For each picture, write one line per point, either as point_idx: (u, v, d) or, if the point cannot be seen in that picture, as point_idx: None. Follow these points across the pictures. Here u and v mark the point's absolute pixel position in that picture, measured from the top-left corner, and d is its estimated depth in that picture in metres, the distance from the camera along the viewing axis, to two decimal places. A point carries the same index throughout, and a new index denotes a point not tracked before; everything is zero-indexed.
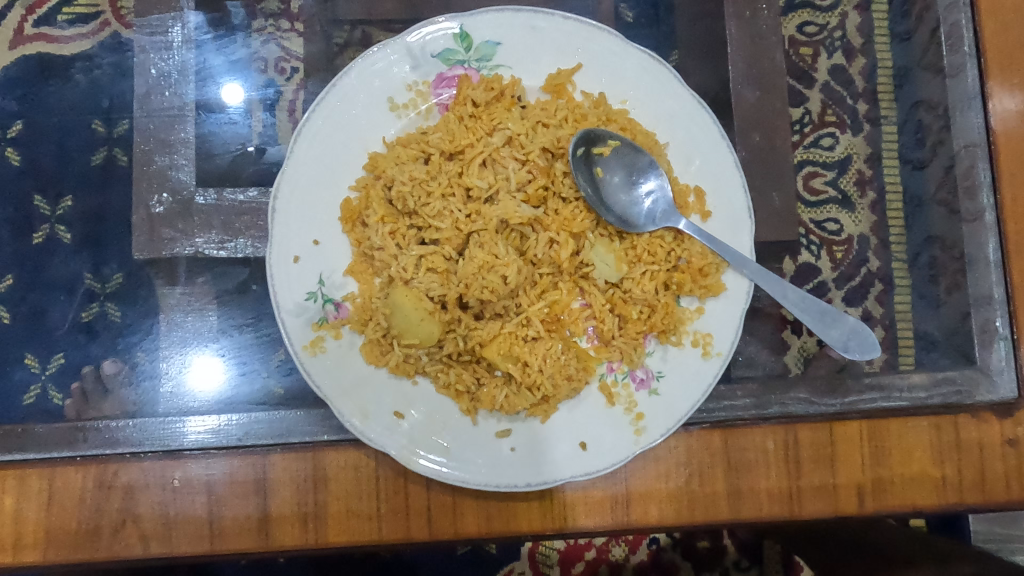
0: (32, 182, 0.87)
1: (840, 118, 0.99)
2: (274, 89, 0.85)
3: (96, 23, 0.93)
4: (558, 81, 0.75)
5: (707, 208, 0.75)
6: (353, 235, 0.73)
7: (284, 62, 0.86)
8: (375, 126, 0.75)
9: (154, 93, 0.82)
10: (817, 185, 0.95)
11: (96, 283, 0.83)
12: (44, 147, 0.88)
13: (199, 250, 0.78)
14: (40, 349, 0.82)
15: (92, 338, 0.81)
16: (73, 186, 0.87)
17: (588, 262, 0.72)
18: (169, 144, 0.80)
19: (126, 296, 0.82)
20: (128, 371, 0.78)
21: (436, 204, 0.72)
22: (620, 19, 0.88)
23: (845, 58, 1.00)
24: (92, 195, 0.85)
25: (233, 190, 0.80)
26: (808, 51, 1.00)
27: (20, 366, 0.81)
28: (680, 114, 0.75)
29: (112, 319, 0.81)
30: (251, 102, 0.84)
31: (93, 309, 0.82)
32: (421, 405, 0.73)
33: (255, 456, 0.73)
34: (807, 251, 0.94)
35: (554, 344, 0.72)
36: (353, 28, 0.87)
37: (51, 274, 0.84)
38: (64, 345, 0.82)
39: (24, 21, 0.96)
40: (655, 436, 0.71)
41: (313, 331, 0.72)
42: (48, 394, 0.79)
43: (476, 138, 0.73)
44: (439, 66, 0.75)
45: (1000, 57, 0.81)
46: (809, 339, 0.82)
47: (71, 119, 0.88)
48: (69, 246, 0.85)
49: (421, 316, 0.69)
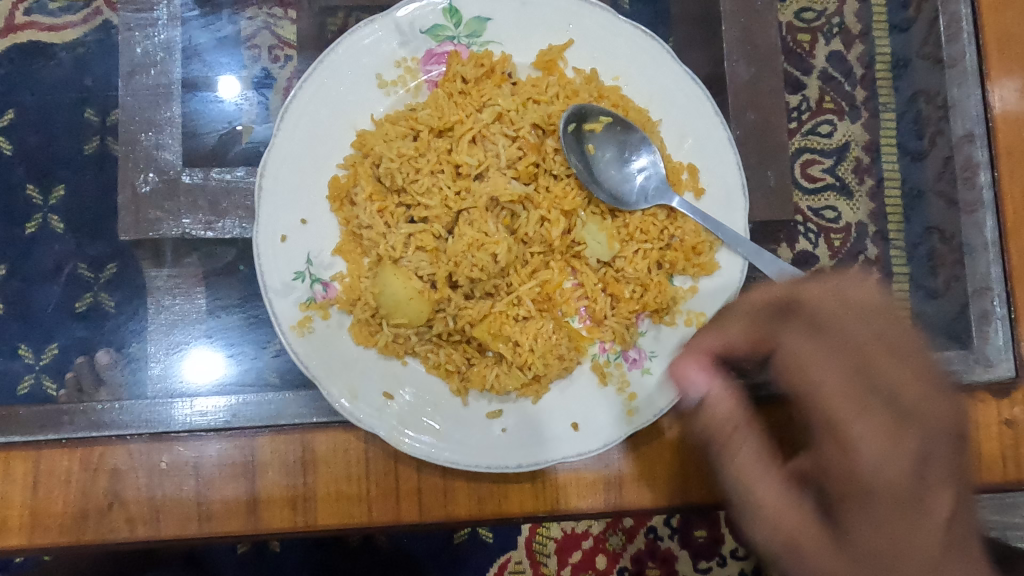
0: (26, 168, 0.89)
1: (838, 106, 0.95)
2: (264, 70, 0.89)
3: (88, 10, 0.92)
4: (548, 57, 0.74)
5: (701, 185, 0.73)
6: (341, 214, 0.73)
7: (277, 49, 0.90)
8: (363, 103, 0.73)
9: (137, 73, 0.79)
10: (814, 173, 0.94)
11: (91, 273, 0.84)
12: (38, 133, 0.89)
13: (186, 231, 0.76)
14: (32, 338, 0.82)
15: (81, 322, 0.82)
16: (63, 174, 0.88)
17: (580, 241, 0.72)
18: (156, 124, 0.78)
19: (118, 283, 0.83)
20: (120, 356, 0.79)
21: (425, 181, 0.71)
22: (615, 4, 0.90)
23: (844, 45, 0.96)
24: (89, 182, 0.87)
25: (220, 170, 0.78)
26: (807, 38, 0.97)
27: (14, 355, 0.81)
28: (673, 90, 0.74)
29: (106, 308, 0.82)
30: (240, 83, 0.86)
31: (87, 299, 0.83)
32: (411, 386, 0.72)
33: (243, 438, 0.72)
34: (805, 239, 0.92)
35: (545, 323, 0.71)
36: (346, 14, 0.85)
37: (39, 261, 0.87)
38: (59, 334, 0.82)
39: (16, 8, 0.95)
40: (649, 416, 0.70)
41: (300, 311, 0.71)
42: (42, 384, 0.78)
43: (466, 115, 0.72)
44: (428, 43, 0.73)
45: (999, 39, 0.80)
46: None
47: (64, 103, 0.89)
48: (60, 235, 0.88)
49: (411, 295, 0.68)
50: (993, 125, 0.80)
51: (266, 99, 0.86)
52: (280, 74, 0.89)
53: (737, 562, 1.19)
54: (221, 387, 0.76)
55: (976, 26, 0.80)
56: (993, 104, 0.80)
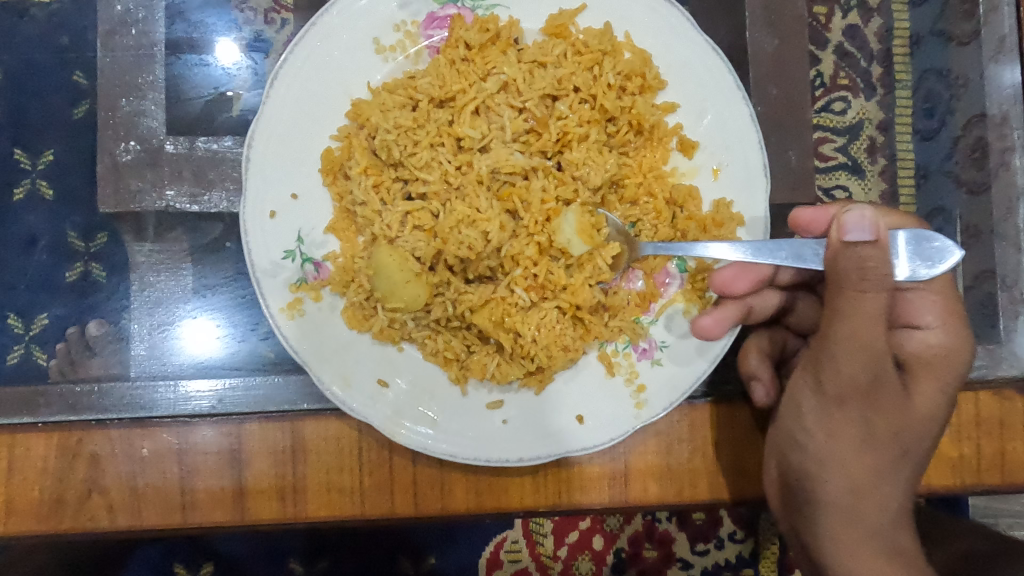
0: (8, 133, 0.82)
1: (853, 82, 0.87)
2: (253, 31, 0.78)
3: None
4: (559, 22, 0.68)
5: (717, 163, 0.69)
6: (335, 188, 0.67)
7: (273, 11, 0.78)
8: (359, 70, 0.68)
9: (115, 34, 0.74)
10: (826, 152, 0.87)
11: (80, 243, 0.79)
12: (11, 92, 0.83)
13: (168, 203, 0.72)
14: (20, 309, 0.79)
15: (65, 295, 0.78)
16: (54, 140, 0.82)
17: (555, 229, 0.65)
18: (138, 88, 0.74)
19: (108, 258, 0.78)
20: (111, 331, 0.76)
21: (424, 155, 0.66)
22: None
23: (861, 18, 0.88)
24: (72, 146, 0.81)
25: (206, 138, 0.73)
26: (823, 10, 0.86)
27: (1, 327, 0.78)
28: (694, 61, 0.69)
29: (97, 279, 0.78)
30: (233, 47, 0.78)
31: (77, 267, 0.79)
32: (407, 374, 0.68)
33: (230, 425, 0.68)
34: None
35: (549, 310, 0.66)
36: None
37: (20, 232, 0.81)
38: (47, 306, 0.79)
39: None
40: (657, 409, 0.67)
41: (291, 293, 0.67)
42: (31, 355, 0.77)
43: (469, 84, 0.66)
44: (430, 5, 0.68)
45: None
46: None
47: (38, 61, 0.83)
48: (50, 206, 0.81)
49: (407, 278, 0.64)
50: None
51: (257, 64, 0.77)
52: (274, 37, 0.78)
53: (734, 545, 1.16)
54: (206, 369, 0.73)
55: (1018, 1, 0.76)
56: None
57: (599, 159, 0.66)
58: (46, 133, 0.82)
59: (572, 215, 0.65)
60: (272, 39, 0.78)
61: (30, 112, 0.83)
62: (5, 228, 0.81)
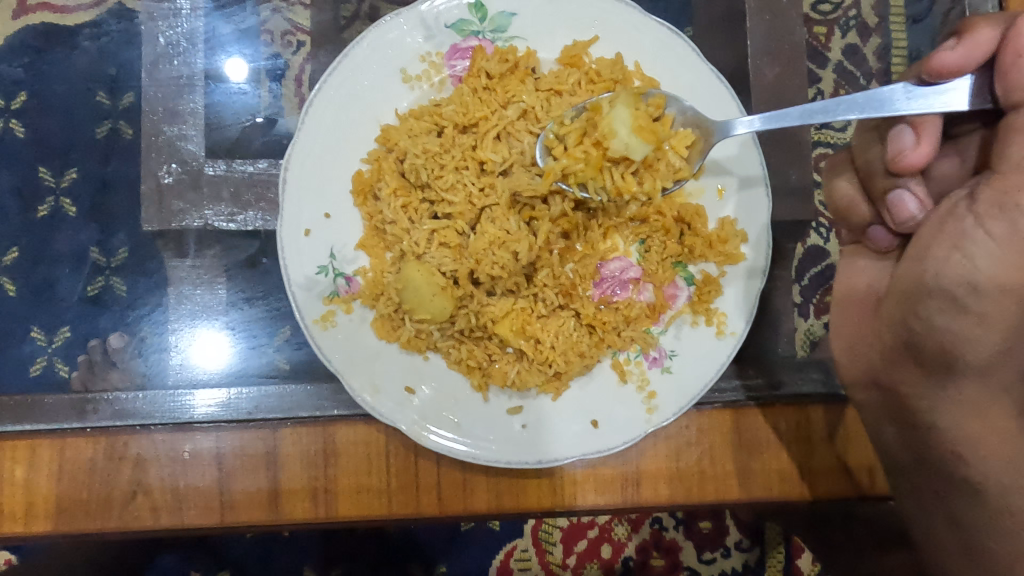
0: (38, 152, 0.87)
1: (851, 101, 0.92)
2: (282, 60, 0.85)
3: None
4: (573, 53, 0.73)
5: (721, 184, 0.74)
6: (365, 208, 0.72)
7: (290, 35, 0.85)
8: (387, 98, 0.73)
9: (161, 63, 0.80)
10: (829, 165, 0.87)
11: (102, 256, 0.84)
12: (52, 118, 0.88)
13: (208, 223, 0.76)
14: (43, 321, 0.83)
15: (100, 308, 0.83)
16: (79, 159, 0.87)
17: (608, 130, 0.66)
18: (178, 115, 0.79)
19: (134, 270, 0.83)
20: (133, 343, 0.80)
21: (449, 177, 0.71)
22: None
23: (859, 37, 0.92)
24: (105, 165, 0.86)
25: (242, 161, 0.78)
26: (822, 31, 0.92)
27: (25, 338, 0.82)
28: (699, 89, 0.73)
29: (118, 293, 0.83)
30: (246, 69, 0.84)
31: (99, 282, 0.84)
32: (432, 382, 0.72)
33: (267, 429, 0.73)
34: (817, 234, 0.88)
35: (566, 320, 0.72)
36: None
37: (57, 247, 0.86)
38: (72, 318, 0.83)
39: None
40: (667, 415, 0.71)
41: (324, 305, 0.71)
42: (54, 366, 0.81)
43: (491, 111, 0.72)
44: (453, 37, 0.73)
45: None
46: (816, 322, 0.84)
47: (80, 89, 0.88)
48: (75, 220, 0.86)
49: (434, 291, 0.68)
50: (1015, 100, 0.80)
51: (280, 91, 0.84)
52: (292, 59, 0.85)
53: (741, 553, 1.20)
54: (240, 377, 0.77)
55: None
56: None
57: None
58: (77, 155, 0.87)
59: (622, 113, 0.67)
60: (290, 62, 0.85)
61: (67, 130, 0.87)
62: (44, 244, 0.86)
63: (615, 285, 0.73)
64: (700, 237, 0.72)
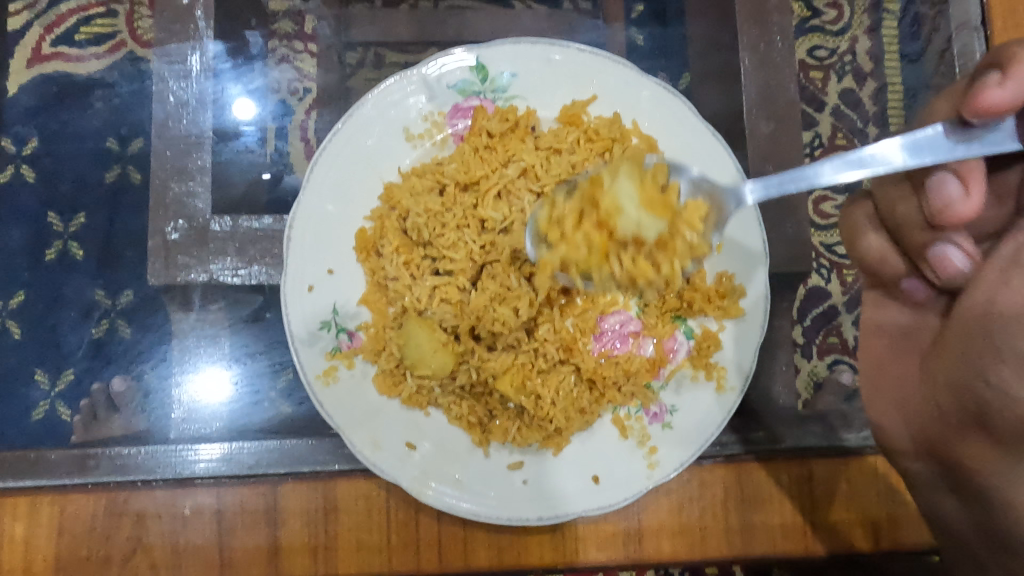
0: (45, 199, 0.87)
1: (851, 142, 0.89)
2: (287, 115, 0.86)
3: (113, 43, 0.89)
4: (572, 111, 0.75)
5: (719, 238, 0.75)
6: (368, 264, 0.73)
7: (296, 83, 0.87)
8: (391, 157, 0.75)
9: (171, 121, 0.81)
10: (826, 208, 0.83)
11: (107, 299, 0.84)
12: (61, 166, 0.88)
13: (213, 276, 0.78)
14: (45, 363, 0.82)
15: (103, 357, 0.82)
16: (88, 204, 0.87)
17: (614, 209, 0.66)
18: (186, 173, 0.80)
19: (139, 318, 0.83)
20: (137, 389, 0.80)
21: (450, 235, 0.72)
22: (632, 44, 0.91)
23: (856, 82, 0.90)
24: (106, 211, 0.86)
25: (248, 217, 0.79)
26: (818, 75, 0.89)
27: (28, 381, 0.82)
28: (696, 146, 0.75)
29: (123, 337, 0.82)
30: (252, 108, 0.86)
31: (103, 324, 0.83)
32: (433, 438, 0.72)
33: (266, 486, 0.72)
34: (817, 275, 0.83)
35: (566, 376, 0.72)
36: (365, 48, 0.89)
37: (66, 292, 0.85)
38: (76, 363, 0.82)
39: (41, 37, 0.89)
40: (669, 471, 0.71)
41: (326, 361, 0.72)
42: (56, 410, 0.80)
43: (491, 170, 0.73)
44: (455, 97, 0.75)
45: None
46: (818, 363, 0.81)
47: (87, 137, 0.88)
48: (84, 265, 0.85)
49: (435, 347, 0.69)
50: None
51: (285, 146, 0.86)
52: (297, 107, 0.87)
53: None
54: (242, 431, 0.77)
55: None
56: None
57: None
58: (84, 200, 0.87)
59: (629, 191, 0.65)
60: (295, 114, 0.87)
61: (70, 177, 0.87)
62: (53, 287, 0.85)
63: (615, 339, 0.74)
64: (700, 291, 0.73)
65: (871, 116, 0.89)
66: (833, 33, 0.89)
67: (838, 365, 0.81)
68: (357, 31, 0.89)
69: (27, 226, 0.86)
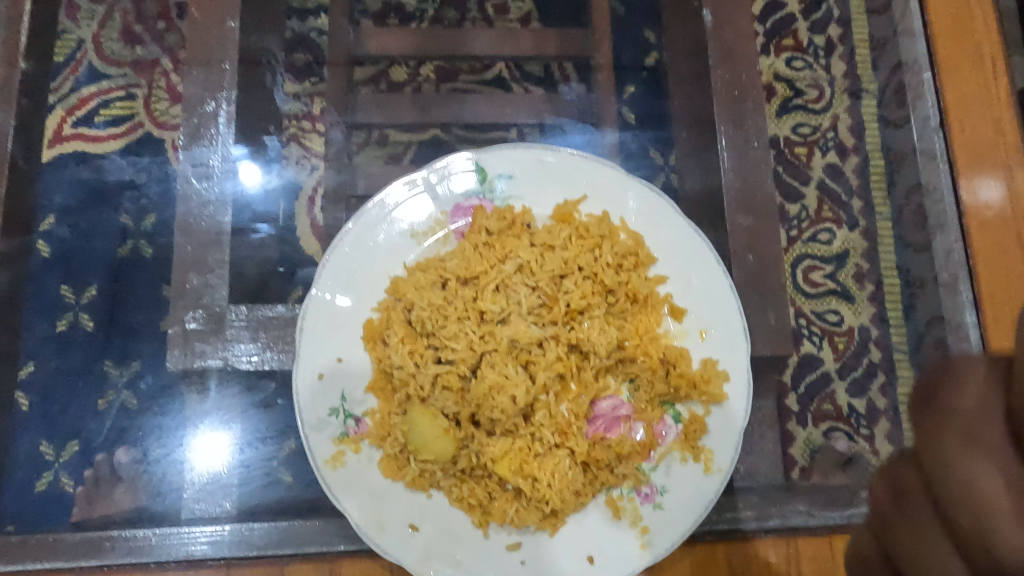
0: (62, 273, 0.90)
1: (837, 216, 1.00)
2: (298, 181, 0.94)
3: (129, 125, 0.96)
4: (565, 211, 0.82)
5: (703, 326, 0.80)
6: (374, 353, 0.78)
7: (305, 159, 0.95)
8: (397, 252, 0.81)
9: (194, 219, 0.86)
10: (816, 278, 0.97)
11: (117, 371, 0.87)
12: (75, 243, 0.91)
13: (228, 360, 0.82)
14: (54, 435, 0.86)
15: (109, 431, 0.85)
16: (101, 277, 0.91)
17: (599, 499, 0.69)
18: (205, 265, 0.85)
19: (149, 393, 0.86)
20: (144, 464, 0.83)
21: (452, 327, 0.77)
22: (623, 119, 0.98)
23: (839, 156, 1.01)
24: (127, 287, 0.91)
25: (262, 306, 0.84)
26: (802, 151, 1.01)
27: (33, 454, 0.85)
28: (680, 241, 0.81)
29: (131, 410, 0.86)
30: (258, 171, 0.92)
31: (110, 396, 0.87)
32: (435, 519, 0.76)
33: (275, 566, 0.77)
34: (809, 341, 0.95)
35: (562, 459, 0.75)
36: (371, 130, 0.98)
37: (76, 363, 0.88)
38: (81, 433, 0.86)
39: (62, 120, 0.95)
40: (660, 550, 0.75)
41: (334, 446, 0.77)
42: (60, 481, 0.84)
43: (490, 266, 0.79)
44: (456, 198, 0.82)
45: (968, 152, 0.84)
46: (813, 430, 0.90)
47: (100, 221, 0.92)
48: (92, 335, 0.89)
49: (437, 433, 0.73)
50: (977, 295, 0.81)
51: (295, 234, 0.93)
52: (307, 181, 0.94)
53: None
54: (250, 511, 0.80)
55: (946, 142, 0.86)
56: (966, 201, 0.84)
57: (604, 327, 0.77)
58: (97, 273, 0.91)
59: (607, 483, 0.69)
60: (306, 183, 0.94)
61: (85, 254, 0.91)
62: (66, 360, 0.88)
63: (609, 422, 0.77)
64: (689, 374, 0.78)
65: None
66: (816, 111, 1.02)
67: (832, 431, 0.90)
68: (364, 115, 0.98)
69: (40, 301, 0.89)
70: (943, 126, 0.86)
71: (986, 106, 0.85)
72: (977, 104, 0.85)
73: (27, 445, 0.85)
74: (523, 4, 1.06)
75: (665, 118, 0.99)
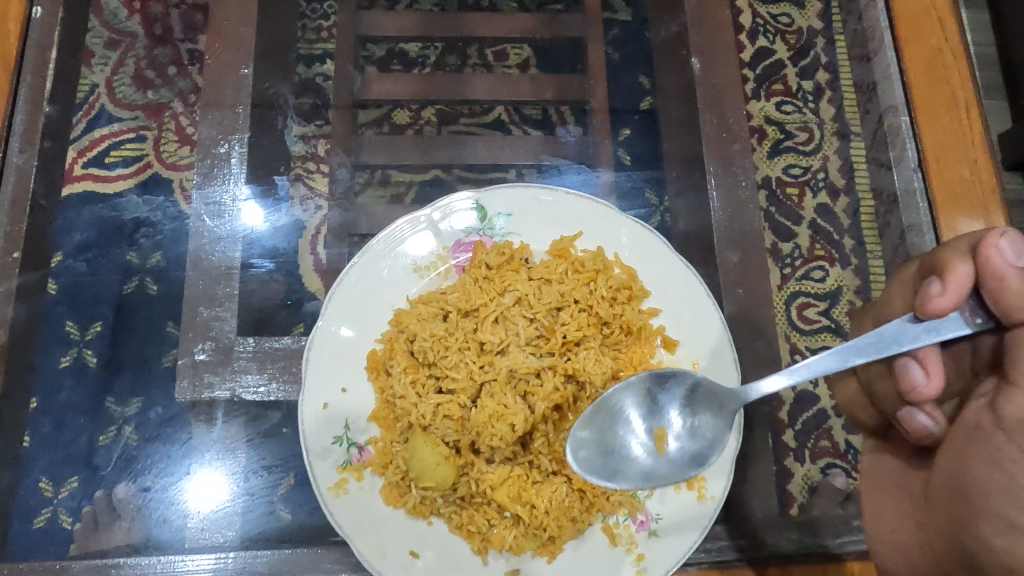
0: (67, 310, 0.90)
1: (829, 253, 0.94)
2: (301, 221, 0.97)
3: (140, 165, 0.97)
4: (561, 246, 0.86)
5: (696, 358, 0.83)
6: (378, 382, 0.82)
7: (309, 199, 0.98)
8: (400, 286, 0.84)
9: (205, 255, 0.91)
10: (810, 315, 0.92)
11: (117, 408, 0.87)
12: (80, 278, 0.92)
13: (236, 392, 0.86)
14: (53, 473, 0.85)
15: (106, 466, 0.85)
16: (106, 313, 0.91)
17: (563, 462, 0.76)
18: (216, 299, 0.89)
19: (151, 426, 0.87)
20: (143, 497, 0.84)
21: (453, 357, 0.80)
22: (620, 161, 1.01)
23: (830, 197, 0.97)
24: (128, 321, 0.91)
25: (271, 338, 0.88)
26: (794, 192, 0.97)
27: (32, 489, 0.84)
28: (671, 275, 0.85)
29: (131, 446, 0.86)
30: (260, 212, 0.95)
31: (110, 433, 0.87)
32: (434, 545, 0.78)
33: None
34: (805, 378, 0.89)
35: (559, 486, 0.78)
36: (375, 171, 1.01)
37: (75, 399, 0.88)
38: (78, 469, 0.85)
39: (73, 161, 0.96)
40: None
41: (337, 473, 0.79)
42: (58, 519, 0.83)
43: (490, 298, 0.82)
44: (458, 234, 0.86)
45: (946, 194, 0.88)
46: (811, 467, 0.85)
47: (106, 256, 0.94)
48: (96, 371, 0.89)
49: (438, 460, 0.75)
50: None
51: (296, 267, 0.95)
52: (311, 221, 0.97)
53: None
54: (253, 540, 0.82)
55: (926, 186, 0.88)
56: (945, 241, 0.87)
57: (599, 358, 0.80)
58: (101, 309, 0.91)
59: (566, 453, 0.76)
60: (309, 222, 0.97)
61: (91, 286, 0.92)
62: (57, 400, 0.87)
63: None
64: None
65: (847, 229, 0.95)
66: (806, 153, 0.99)
67: (832, 469, 0.85)
68: (368, 157, 1.01)
69: (46, 338, 0.89)
70: (921, 167, 0.89)
71: (962, 150, 0.89)
72: (953, 148, 0.89)
73: (25, 478, 0.85)
74: (520, 50, 1.10)
75: (660, 154, 1.01)
